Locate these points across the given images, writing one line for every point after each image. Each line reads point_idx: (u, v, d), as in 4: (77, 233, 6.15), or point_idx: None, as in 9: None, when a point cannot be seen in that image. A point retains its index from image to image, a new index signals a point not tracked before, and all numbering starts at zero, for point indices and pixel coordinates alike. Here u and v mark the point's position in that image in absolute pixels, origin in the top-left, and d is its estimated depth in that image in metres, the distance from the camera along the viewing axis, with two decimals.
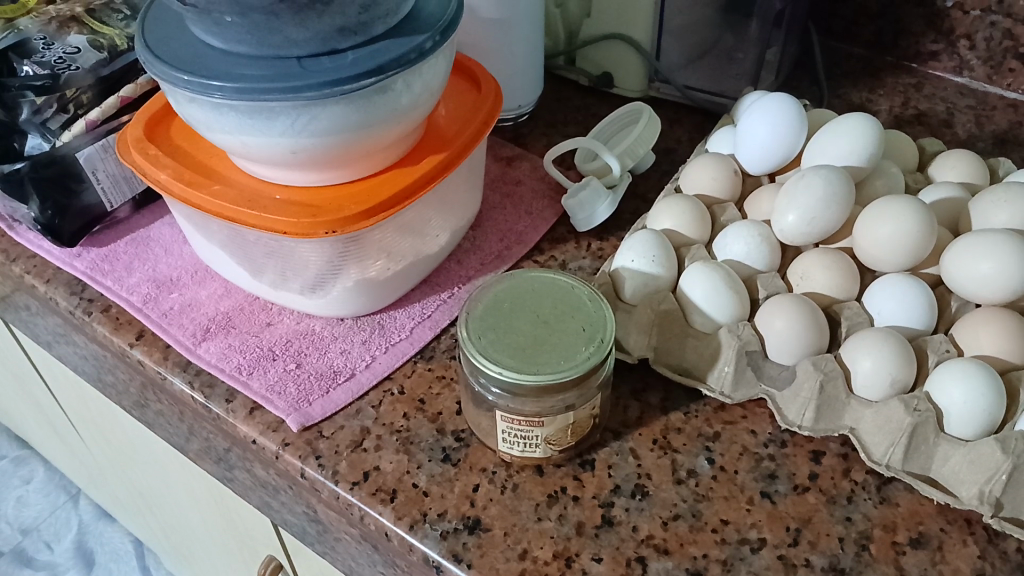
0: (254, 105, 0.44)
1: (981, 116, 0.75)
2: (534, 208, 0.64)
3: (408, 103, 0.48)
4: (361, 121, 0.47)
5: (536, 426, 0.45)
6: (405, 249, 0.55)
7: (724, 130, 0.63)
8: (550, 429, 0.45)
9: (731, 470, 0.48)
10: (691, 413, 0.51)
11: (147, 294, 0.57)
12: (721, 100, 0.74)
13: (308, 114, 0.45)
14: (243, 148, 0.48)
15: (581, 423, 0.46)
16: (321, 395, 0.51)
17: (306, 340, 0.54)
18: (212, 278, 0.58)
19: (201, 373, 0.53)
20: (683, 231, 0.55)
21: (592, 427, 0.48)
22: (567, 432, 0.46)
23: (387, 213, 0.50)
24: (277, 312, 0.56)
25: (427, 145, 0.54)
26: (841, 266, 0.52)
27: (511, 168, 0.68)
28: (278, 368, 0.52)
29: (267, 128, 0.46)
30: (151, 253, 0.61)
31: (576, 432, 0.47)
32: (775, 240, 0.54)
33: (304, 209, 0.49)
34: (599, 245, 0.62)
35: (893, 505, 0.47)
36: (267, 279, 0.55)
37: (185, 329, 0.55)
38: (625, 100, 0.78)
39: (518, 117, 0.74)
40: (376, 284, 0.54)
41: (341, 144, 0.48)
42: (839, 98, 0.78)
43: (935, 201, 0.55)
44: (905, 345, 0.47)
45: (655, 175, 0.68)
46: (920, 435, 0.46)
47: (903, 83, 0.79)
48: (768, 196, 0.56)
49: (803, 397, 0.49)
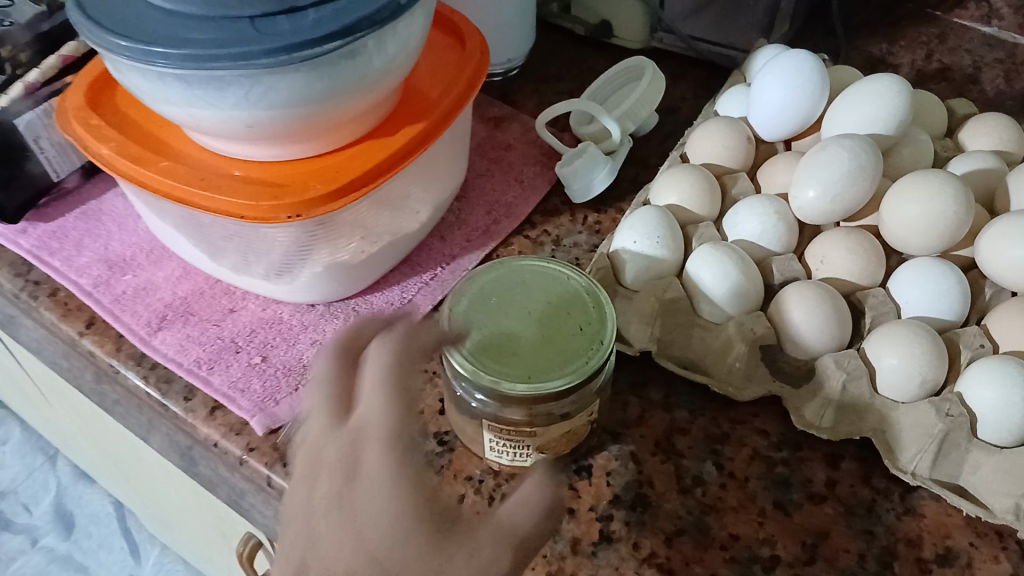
0: (202, 75, 0.38)
1: (1010, 71, 0.68)
2: (525, 176, 0.59)
3: (379, 66, 0.43)
4: (325, 88, 0.41)
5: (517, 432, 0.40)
6: (379, 229, 0.49)
7: (735, 88, 0.57)
8: (543, 439, 0.41)
9: (741, 476, 0.44)
10: (697, 412, 0.47)
11: (97, 277, 0.52)
12: (730, 53, 0.67)
13: (263, 84, 0.39)
14: (192, 121, 0.42)
15: (577, 431, 0.42)
16: (289, 393, 0.46)
17: (271, 330, 0.49)
18: (170, 258, 0.53)
19: (157, 367, 0.48)
20: (690, 207, 0.50)
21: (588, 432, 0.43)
22: (557, 441, 0.42)
23: (356, 194, 0.44)
24: (241, 297, 0.51)
25: (404, 112, 0.49)
26: (865, 248, 0.47)
27: (500, 131, 0.62)
28: (241, 362, 0.47)
29: (218, 100, 0.40)
30: (103, 229, 0.55)
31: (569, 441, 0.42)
32: (792, 218, 0.49)
33: (264, 190, 0.43)
34: (596, 218, 0.56)
35: (917, 516, 0.42)
36: (227, 262, 0.49)
37: (140, 316, 0.50)
38: (624, 52, 0.71)
39: (508, 72, 0.68)
40: (348, 268, 0.49)
41: (303, 115, 0.42)
42: (856, 50, 0.71)
43: (967, 173, 0.50)
44: (936, 341, 0.43)
45: (656, 138, 0.62)
46: (950, 442, 0.41)
47: (926, 34, 0.72)
48: (784, 166, 0.51)
49: (821, 398, 0.44)
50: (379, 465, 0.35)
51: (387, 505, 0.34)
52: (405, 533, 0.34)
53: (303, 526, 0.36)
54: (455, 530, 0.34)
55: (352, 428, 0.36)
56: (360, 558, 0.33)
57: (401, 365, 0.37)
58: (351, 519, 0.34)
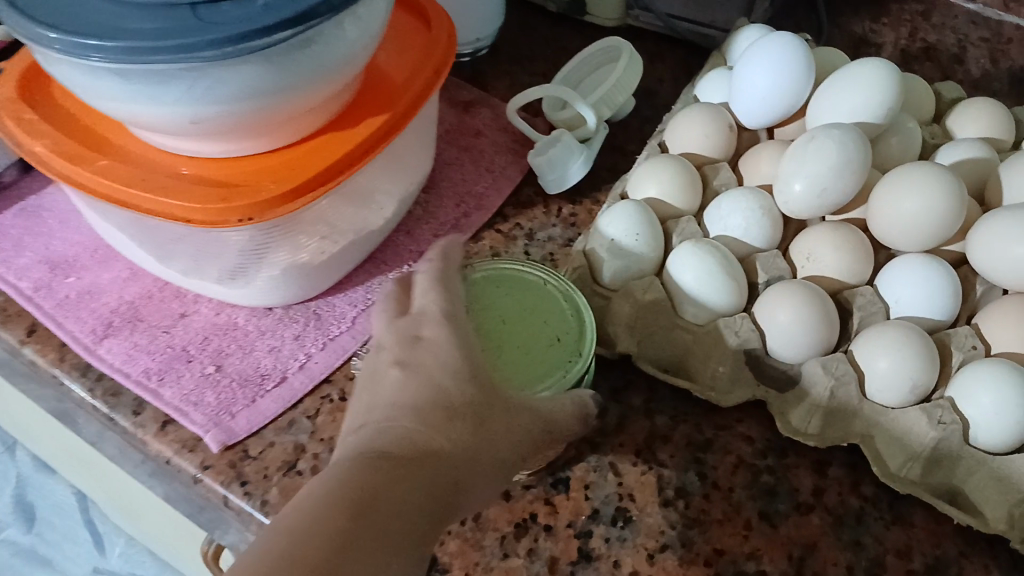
0: (140, 69, 0.35)
1: (995, 50, 0.66)
2: (496, 166, 0.56)
3: (336, 55, 0.39)
4: (277, 81, 0.38)
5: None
6: (341, 226, 0.46)
7: (715, 72, 0.55)
8: None
9: (725, 486, 0.42)
10: (678, 418, 0.45)
11: (38, 280, 0.48)
12: (709, 32, 0.65)
13: (208, 78, 0.36)
14: (134, 117, 0.39)
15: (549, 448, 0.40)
16: (246, 406, 0.43)
17: (226, 337, 0.46)
18: (117, 259, 0.50)
19: (104, 379, 0.45)
20: (670, 201, 0.48)
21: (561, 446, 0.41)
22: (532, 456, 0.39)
23: (314, 194, 0.41)
24: (193, 301, 0.48)
25: (366, 101, 0.45)
26: (853, 245, 0.44)
27: (469, 116, 0.59)
28: (193, 372, 0.44)
29: (159, 95, 0.37)
30: (44, 227, 0.51)
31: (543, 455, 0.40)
32: (777, 212, 0.47)
33: (213, 191, 0.40)
34: (571, 210, 0.54)
35: (907, 526, 0.41)
36: (176, 265, 0.46)
37: (84, 323, 0.47)
38: (599, 31, 0.68)
39: (476, 51, 0.64)
40: (308, 269, 0.46)
41: (254, 110, 0.39)
42: (839, 28, 0.69)
43: (956, 163, 0.48)
44: (927, 343, 0.40)
45: (633, 123, 0.59)
46: (942, 452, 0.40)
47: (910, 11, 0.70)
48: (768, 156, 0.49)
49: (808, 405, 0.42)
50: (439, 331, 0.39)
51: (453, 359, 0.38)
52: (468, 380, 0.37)
53: (362, 389, 0.39)
54: (502, 389, 0.38)
55: (414, 311, 0.41)
56: (426, 389, 0.36)
57: (449, 277, 0.42)
58: (415, 369, 0.37)
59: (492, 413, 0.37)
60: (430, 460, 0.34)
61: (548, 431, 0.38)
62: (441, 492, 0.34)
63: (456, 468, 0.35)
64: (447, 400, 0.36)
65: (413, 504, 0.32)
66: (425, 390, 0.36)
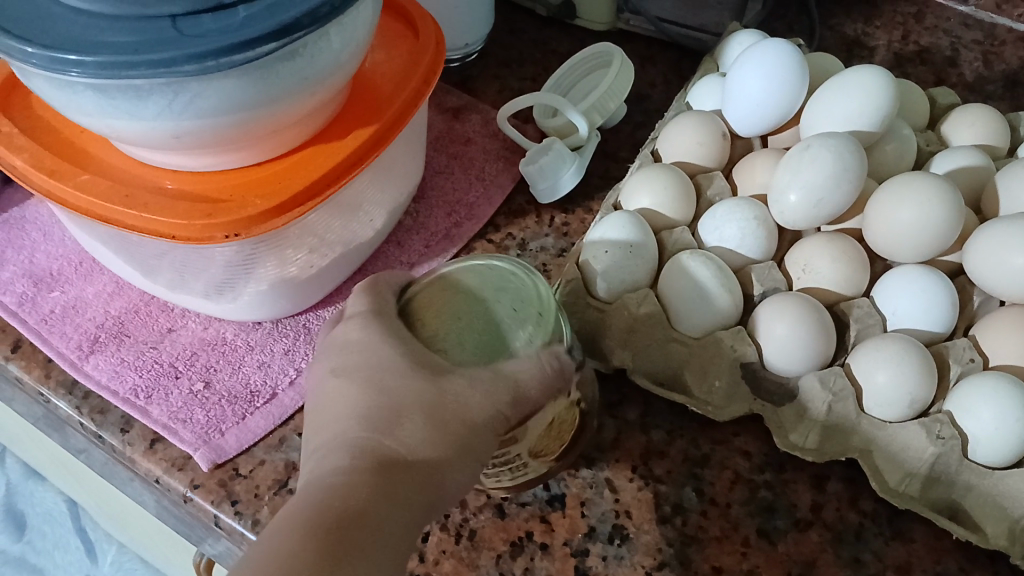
0: (119, 84, 0.34)
1: (989, 52, 0.66)
2: (487, 174, 0.55)
3: (321, 66, 0.38)
4: (260, 93, 0.37)
5: (510, 446, 0.36)
6: (330, 238, 0.45)
7: (707, 79, 0.54)
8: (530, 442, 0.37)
9: (722, 502, 0.42)
10: (674, 432, 0.44)
11: (22, 294, 0.47)
12: (700, 36, 0.64)
13: (189, 92, 0.35)
14: (113, 132, 0.38)
15: (560, 419, 0.38)
16: (236, 423, 0.42)
17: (214, 352, 0.45)
18: (101, 271, 0.49)
19: (90, 396, 0.44)
20: (664, 211, 0.47)
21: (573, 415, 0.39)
22: (552, 435, 0.38)
23: (302, 208, 0.41)
24: (180, 315, 0.47)
25: (353, 112, 0.44)
26: (850, 255, 0.44)
27: (459, 122, 0.58)
28: (182, 389, 0.44)
29: (138, 110, 0.36)
30: (26, 239, 0.50)
31: (560, 435, 0.39)
32: (772, 222, 0.46)
33: (196, 206, 0.39)
34: (564, 218, 0.53)
35: (906, 542, 0.40)
36: (161, 279, 0.45)
37: (69, 339, 0.46)
38: (589, 34, 0.68)
39: (466, 57, 0.64)
40: (298, 283, 0.45)
41: (237, 123, 0.38)
42: (831, 30, 0.68)
43: (952, 171, 0.48)
44: (925, 357, 0.40)
45: (626, 128, 0.59)
46: (941, 467, 0.40)
47: (903, 13, 0.70)
48: (763, 165, 0.48)
49: (807, 418, 0.42)
50: (366, 334, 0.34)
51: (384, 358, 0.33)
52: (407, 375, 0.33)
53: (313, 406, 0.35)
54: (450, 368, 0.33)
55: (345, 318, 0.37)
56: (368, 394, 0.33)
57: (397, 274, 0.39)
58: (351, 374, 0.34)
59: (444, 402, 0.32)
60: (393, 473, 0.31)
61: (518, 396, 0.33)
62: (414, 501, 0.31)
63: (420, 469, 0.32)
64: (393, 401, 0.32)
65: (388, 533, 0.30)
66: (370, 394, 0.33)
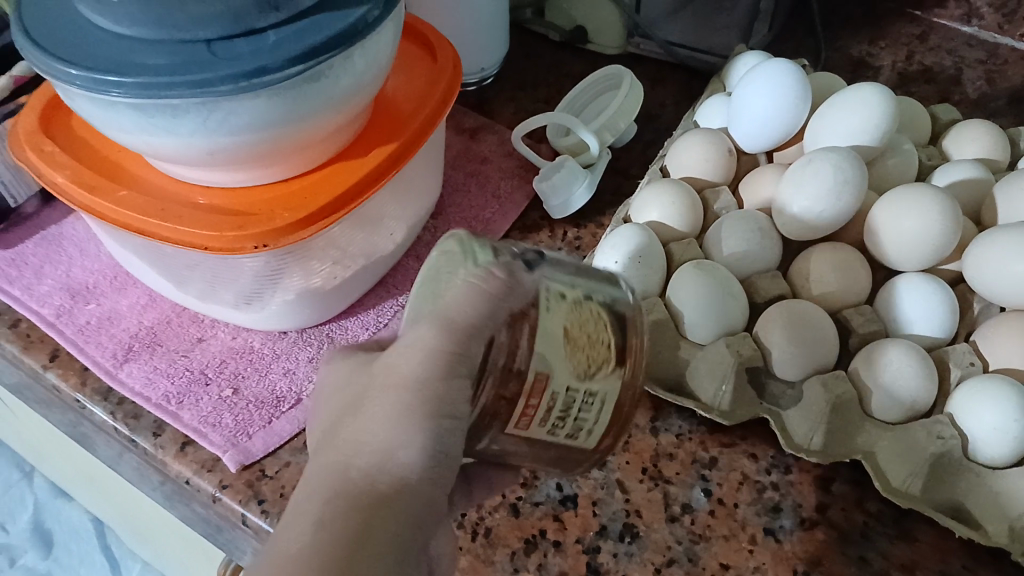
0: (157, 103, 0.36)
1: (992, 71, 0.68)
2: (502, 191, 0.57)
3: (346, 87, 0.41)
4: (288, 112, 0.39)
5: (544, 387, 0.30)
6: (352, 250, 0.48)
7: (714, 100, 0.56)
8: (565, 373, 0.30)
9: (730, 502, 0.43)
10: (683, 436, 0.46)
11: (60, 306, 0.50)
12: (708, 58, 0.66)
13: (222, 111, 0.38)
14: (150, 148, 0.40)
15: (581, 332, 0.31)
16: (262, 427, 0.44)
17: (242, 360, 0.48)
18: (134, 285, 0.52)
19: (124, 402, 0.46)
20: (672, 223, 0.49)
21: (603, 326, 0.32)
22: (586, 344, 0.31)
23: (326, 220, 0.43)
24: (210, 326, 0.49)
25: (374, 131, 0.47)
26: (853, 265, 0.46)
27: (475, 142, 0.61)
28: (211, 395, 0.46)
29: (174, 128, 0.38)
30: (64, 255, 0.53)
31: (597, 339, 0.32)
32: (777, 233, 0.48)
33: (227, 219, 0.42)
34: (576, 233, 0.55)
35: (912, 541, 0.41)
36: (192, 290, 0.47)
37: (105, 348, 0.48)
38: (601, 58, 0.70)
39: (482, 81, 0.66)
40: (322, 293, 0.47)
41: (266, 141, 0.40)
42: (837, 52, 0.70)
43: (951, 184, 0.49)
44: (925, 361, 0.42)
45: (636, 147, 0.61)
46: (942, 467, 0.41)
47: (907, 34, 0.72)
48: (767, 179, 0.50)
49: (812, 419, 0.42)
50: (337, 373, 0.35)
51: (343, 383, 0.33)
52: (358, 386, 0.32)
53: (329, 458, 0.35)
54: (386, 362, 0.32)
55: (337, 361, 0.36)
56: (336, 418, 0.32)
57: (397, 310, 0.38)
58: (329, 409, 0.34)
59: (381, 389, 0.31)
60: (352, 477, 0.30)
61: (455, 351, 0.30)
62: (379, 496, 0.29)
63: (379, 455, 0.30)
64: (350, 413, 0.32)
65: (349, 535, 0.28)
66: (337, 411, 0.32)
